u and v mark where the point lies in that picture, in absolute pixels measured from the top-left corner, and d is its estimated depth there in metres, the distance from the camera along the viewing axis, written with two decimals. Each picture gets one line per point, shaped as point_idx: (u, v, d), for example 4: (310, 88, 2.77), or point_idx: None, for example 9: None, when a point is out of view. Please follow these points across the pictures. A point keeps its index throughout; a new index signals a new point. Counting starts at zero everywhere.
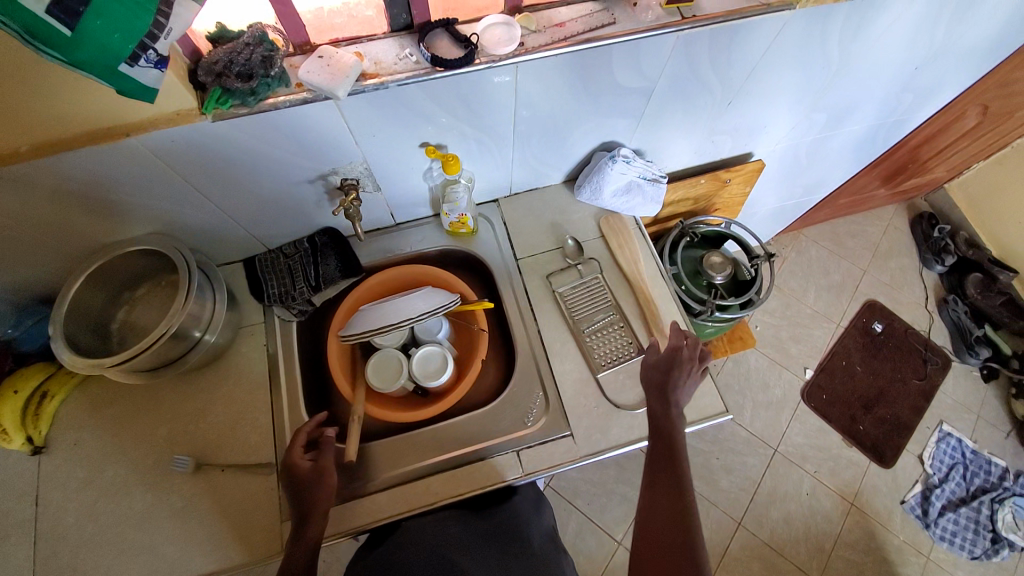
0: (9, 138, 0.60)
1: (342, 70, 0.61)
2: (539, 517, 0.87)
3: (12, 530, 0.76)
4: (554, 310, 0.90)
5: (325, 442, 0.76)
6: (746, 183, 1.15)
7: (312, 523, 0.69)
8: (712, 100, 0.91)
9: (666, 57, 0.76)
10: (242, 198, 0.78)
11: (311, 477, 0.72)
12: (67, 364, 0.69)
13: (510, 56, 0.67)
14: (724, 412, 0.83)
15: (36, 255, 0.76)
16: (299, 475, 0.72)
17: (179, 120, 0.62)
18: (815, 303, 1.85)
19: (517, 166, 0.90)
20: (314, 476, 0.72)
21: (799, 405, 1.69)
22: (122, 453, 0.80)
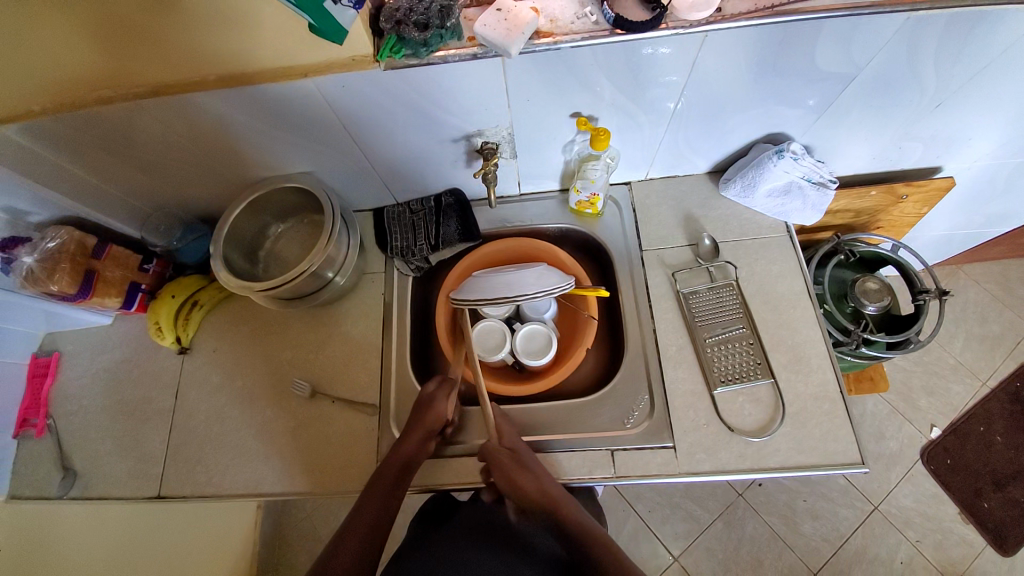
0: (201, 65, 0.64)
1: (519, 26, 0.57)
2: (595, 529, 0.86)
3: (157, 413, 0.87)
4: (676, 312, 0.83)
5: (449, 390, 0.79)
6: (924, 203, 0.96)
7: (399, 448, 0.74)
8: (918, 100, 0.75)
9: (884, 40, 0.63)
10: (388, 149, 0.79)
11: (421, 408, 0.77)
12: (224, 283, 0.76)
13: (702, 23, 0.59)
14: (858, 464, 0.72)
15: (207, 177, 0.83)
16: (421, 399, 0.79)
17: (352, 65, 0.62)
18: (960, 353, 1.57)
19: (663, 149, 0.83)
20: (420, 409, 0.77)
21: (915, 465, 1.47)
22: (248, 368, 0.88)
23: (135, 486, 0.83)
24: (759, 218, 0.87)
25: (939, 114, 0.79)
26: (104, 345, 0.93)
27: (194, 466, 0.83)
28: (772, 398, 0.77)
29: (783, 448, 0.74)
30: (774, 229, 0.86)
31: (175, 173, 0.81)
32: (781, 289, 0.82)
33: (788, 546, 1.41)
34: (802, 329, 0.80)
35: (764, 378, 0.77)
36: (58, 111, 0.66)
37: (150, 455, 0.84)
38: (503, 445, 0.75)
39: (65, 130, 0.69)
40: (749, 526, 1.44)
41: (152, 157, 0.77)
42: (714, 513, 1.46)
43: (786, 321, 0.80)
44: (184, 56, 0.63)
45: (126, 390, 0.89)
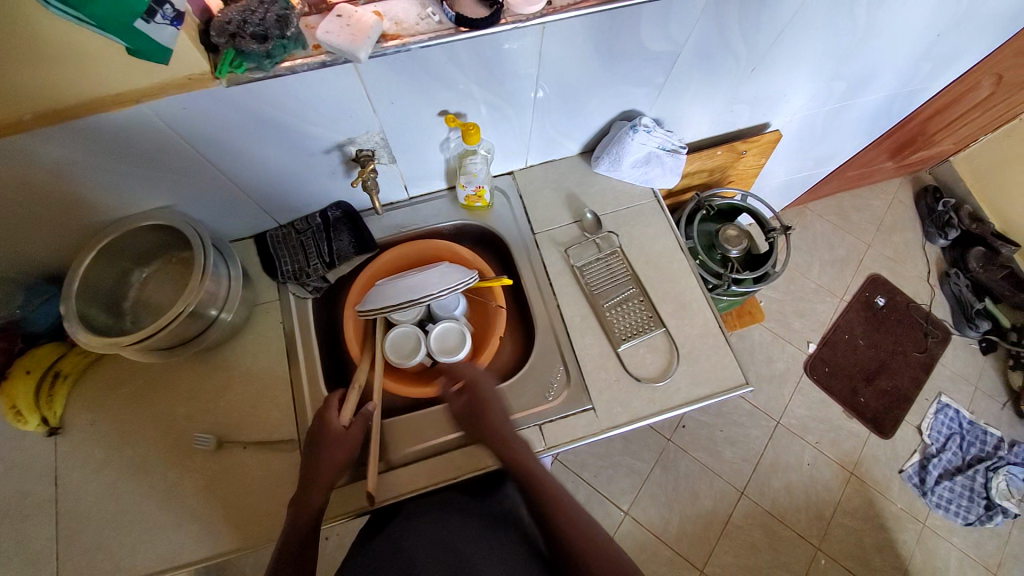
0: (9, 106, 0.56)
1: (363, 31, 0.58)
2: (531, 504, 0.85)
3: (30, 510, 0.75)
4: (573, 285, 0.89)
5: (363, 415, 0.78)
6: (762, 154, 1.12)
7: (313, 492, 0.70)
8: (736, 67, 0.88)
9: (696, 18, 0.73)
10: (256, 169, 0.75)
11: (337, 441, 0.75)
12: (84, 343, 0.68)
13: (537, 16, 0.63)
14: (743, 384, 0.82)
15: (42, 232, 0.73)
16: (333, 433, 0.75)
17: (190, 85, 0.59)
18: (819, 277, 1.85)
19: (535, 136, 0.88)
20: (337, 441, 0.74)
21: (802, 379, 1.71)
22: (138, 432, 0.79)
23: None
24: (631, 187, 0.96)
25: (756, 77, 0.92)
26: None
27: (92, 554, 0.73)
28: (669, 345, 0.85)
29: (685, 385, 0.83)
30: (644, 195, 0.96)
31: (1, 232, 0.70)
32: (659, 247, 0.92)
33: (717, 474, 1.58)
34: (682, 279, 0.90)
35: (659, 327, 0.86)
36: None
37: (32, 557, 0.73)
38: (485, 406, 0.79)
39: None
40: (683, 466, 1.58)
41: None
42: (651, 462, 1.59)
43: (668, 275, 0.90)
44: None
45: None
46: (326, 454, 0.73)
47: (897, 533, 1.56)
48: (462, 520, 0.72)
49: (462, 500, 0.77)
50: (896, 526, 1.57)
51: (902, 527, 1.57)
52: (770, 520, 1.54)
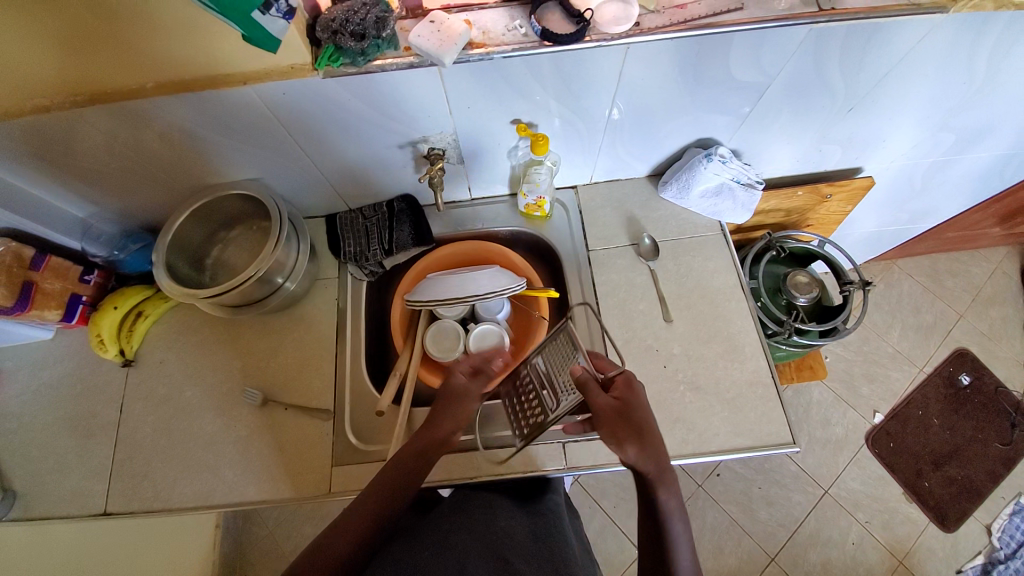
0: (138, 74, 0.64)
1: (452, 37, 0.61)
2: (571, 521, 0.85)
3: (100, 429, 0.84)
4: (619, 308, 0.87)
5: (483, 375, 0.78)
6: (848, 202, 1.04)
7: (439, 427, 0.71)
8: (830, 105, 0.82)
9: (791, 51, 0.69)
10: (334, 155, 0.80)
11: (451, 392, 0.75)
12: (167, 291, 0.75)
13: (623, 36, 0.63)
14: (788, 443, 0.77)
15: (150, 187, 0.83)
16: (456, 386, 0.75)
17: (292, 73, 0.64)
18: (897, 342, 1.68)
19: (603, 155, 0.87)
20: (458, 394, 0.74)
21: (860, 449, 1.56)
22: (197, 377, 0.87)
23: (77, 505, 0.80)
24: (695, 217, 0.93)
25: (852, 118, 0.86)
26: (45, 361, 0.90)
27: (140, 481, 0.81)
28: (711, 387, 0.81)
29: (722, 432, 0.78)
30: (709, 227, 0.92)
31: (119, 182, 0.80)
32: (716, 284, 0.88)
33: (746, 532, 1.47)
34: (735, 319, 0.85)
35: (702, 367, 0.83)
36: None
37: (95, 471, 0.82)
38: (650, 424, 0.66)
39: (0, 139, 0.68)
40: (710, 516, 1.49)
41: (92, 166, 0.76)
42: None
43: (723, 314, 0.86)
44: (119, 65, 0.63)
45: (69, 407, 0.86)
46: (447, 405, 0.73)
47: None
48: (508, 525, 0.73)
49: (508, 505, 0.79)
50: None
51: None
52: None
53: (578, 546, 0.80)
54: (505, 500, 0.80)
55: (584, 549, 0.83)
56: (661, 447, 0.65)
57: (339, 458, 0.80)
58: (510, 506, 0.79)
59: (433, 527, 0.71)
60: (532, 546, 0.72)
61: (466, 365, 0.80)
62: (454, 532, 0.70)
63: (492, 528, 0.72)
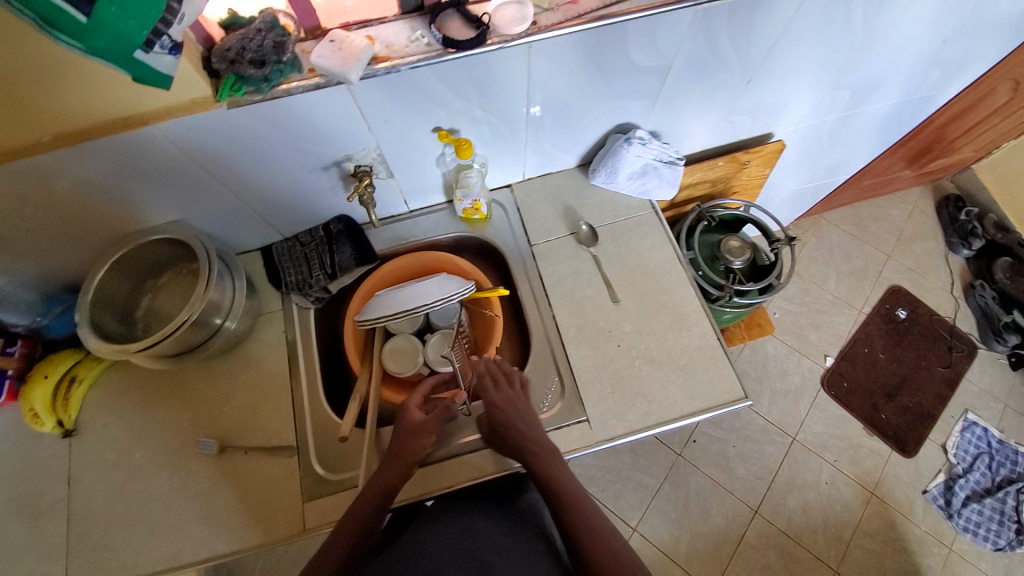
0: (29, 129, 0.61)
1: (354, 54, 0.61)
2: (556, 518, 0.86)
3: (47, 509, 0.79)
4: (569, 296, 0.90)
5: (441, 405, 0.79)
6: (765, 166, 1.11)
7: (392, 468, 0.73)
8: (731, 78, 0.87)
9: (684, 33, 0.74)
10: (259, 185, 0.79)
11: (415, 428, 0.76)
12: (95, 350, 0.71)
13: (522, 35, 0.65)
14: (741, 398, 0.81)
15: (63, 244, 0.78)
16: (412, 422, 0.77)
17: (193, 108, 0.63)
18: (836, 289, 1.80)
19: (530, 151, 0.90)
20: (417, 429, 0.76)
21: (819, 394, 1.66)
22: (148, 435, 0.83)
23: None
24: (627, 199, 0.97)
25: (753, 88, 0.92)
26: None
27: (100, 555, 0.76)
28: (665, 357, 0.85)
29: (681, 399, 0.82)
30: (641, 207, 0.96)
31: (24, 244, 0.75)
32: (656, 259, 0.92)
33: (729, 491, 1.54)
34: (677, 290, 0.90)
35: (654, 339, 0.86)
36: None
37: (47, 554, 0.76)
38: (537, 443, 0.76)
39: None
40: (693, 482, 1.55)
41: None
42: (660, 478, 1.56)
43: (667, 287, 0.90)
44: (6, 122, 0.59)
45: (7, 492, 0.80)
46: (405, 440, 0.75)
47: (921, 557, 1.49)
48: (486, 527, 0.73)
49: (487, 508, 0.78)
50: (920, 549, 1.50)
51: (927, 551, 1.50)
52: (785, 541, 1.48)
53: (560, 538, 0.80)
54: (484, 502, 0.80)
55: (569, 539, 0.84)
56: (562, 466, 0.75)
57: (312, 491, 0.79)
58: (490, 508, 0.78)
59: (407, 538, 0.70)
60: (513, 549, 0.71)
61: (418, 398, 0.81)
62: (430, 539, 0.69)
63: (468, 534, 0.71)
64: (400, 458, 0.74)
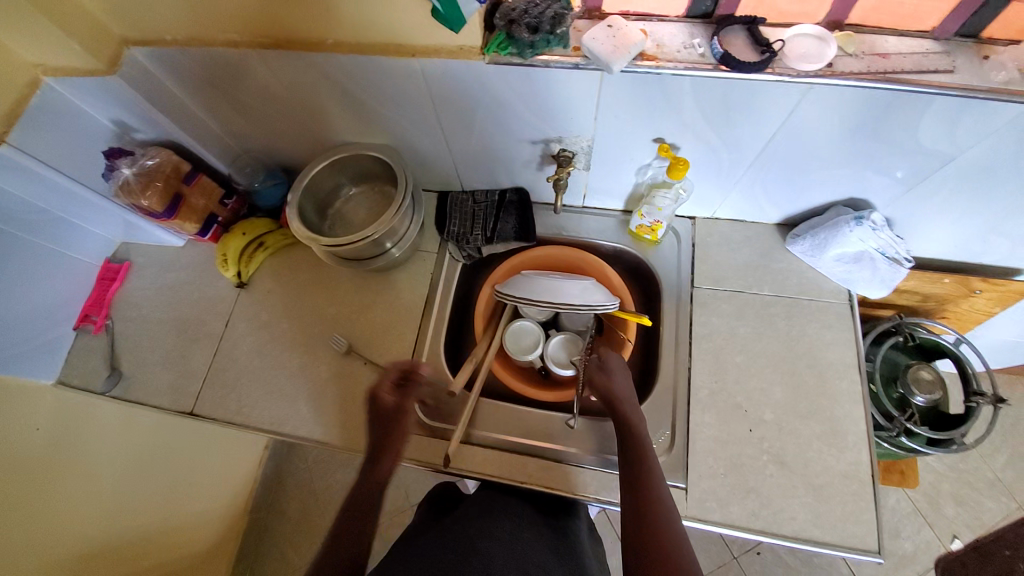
0: (321, 29, 0.68)
1: (626, 45, 0.59)
2: (592, 549, 0.83)
3: (203, 337, 0.93)
4: (714, 354, 0.82)
5: (412, 383, 0.77)
6: (996, 303, 0.92)
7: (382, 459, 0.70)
8: (1023, 193, 0.71)
9: (999, 127, 0.61)
10: (468, 137, 0.81)
11: (393, 414, 0.74)
12: (293, 231, 0.80)
13: (810, 76, 0.58)
14: (874, 552, 0.69)
15: (296, 131, 0.88)
16: (383, 409, 0.74)
17: (459, 54, 0.65)
18: (1005, 470, 1.46)
19: (737, 192, 0.82)
20: (394, 412, 0.74)
21: (928, 573, 1.38)
22: (294, 313, 0.93)
23: (171, 398, 0.88)
24: (821, 279, 0.85)
25: None
26: (171, 264, 1.00)
27: (227, 393, 0.88)
28: (798, 466, 0.74)
29: (798, 518, 0.71)
30: (834, 294, 0.84)
31: (272, 121, 0.87)
32: (828, 358, 0.80)
33: None
34: (842, 401, 0.77)
35: (792, 442, 0.76)
36: (186, 45, 0.72)
37: (191, 373, 0.90)
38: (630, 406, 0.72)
39: (183, 60, 0.75)
40: None
41: (254, 102, 0.82)
42: (704, 569, 1.41)
43: (830, 392, 0.78)
44: (309, 18, 0.66)
45: (182, 309, 0.95)
46: (382, 429, 0.73)
47: None
48: (530, 537, 0.73)
49: (532, 517, 0.78)
50: None
51: None
52: None
53: (596, 573, 0.77)
54: (527, 512, 0.79)
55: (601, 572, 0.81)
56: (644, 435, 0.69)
57: None
58: (536, 520, 0.78)
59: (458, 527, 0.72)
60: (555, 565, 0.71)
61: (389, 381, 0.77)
62: (481, 536, 0.70)
63: (514, 538, 0.71)
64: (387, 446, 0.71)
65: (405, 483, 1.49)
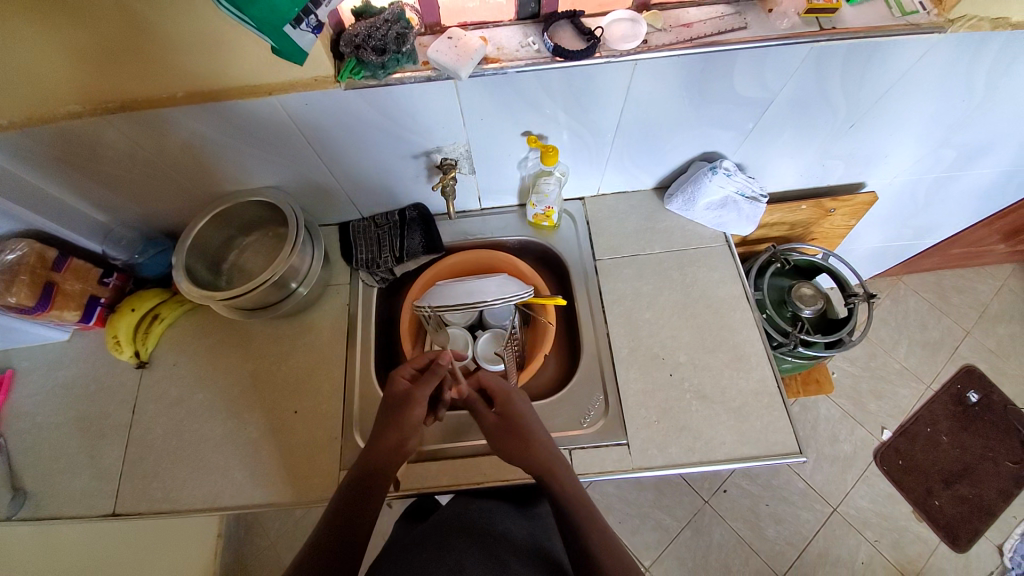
0: (168, 84, 0.67)
1: (468, 53, 0.64)
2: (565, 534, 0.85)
3: (109, 431, 0.86)
4: (626, 316, 0.88)
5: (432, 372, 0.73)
6: (851, 216, 1.05)
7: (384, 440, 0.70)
8: (833, 120, 0.84)
9: (794, 69, 0.72)
10: (350, 164, 0.83)
11: (400, 398, 0.73)
12: (185, 292, 0.77)
13: (631, 53, 0.66)
14: (797, 453, 0.77)
15: (171, 193, 0.85)
16: (399, 397, 0.73)
17: (315, 85, 0.67)
18: (904, 359, 1.67)
19: (611, 167, 0.90)
20: (400, 398, 0.73)
21: (869, 466, 1.54)
22: (209, 379, 0.89)
23: (87, 505, 0.81)
24: (701, 229, 0.94)
25: (854, 134, 0.88)
26: (60, 361, 0.92)
27: (150, 482, 0.82)
28: (718, 396, 0.82)
29: (729, 442, 0.78)
30: (715, 239, 0.94)
31: (139, 187, 0.83)
32: (723, 295, 0.89)
33: (754, 551, 1.44)
34: (741, 330, 0.86)
35: (710, 376, 0.83)
36: (21, 125, 0.68)
37: (104, 472, 0.83)
38: (529, 425, 0.74)
39: (20, 142, 0.70)
40: (717, 533, 1.47)
41: (115, 172, 0.78)
42: (683, 522, 1.49)
43: (731, 324, 0.87)
44: (151, 75, 0.66)
45: (82, 406, 0.88)
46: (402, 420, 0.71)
47: None
48: (505, 530, 0.75)
49: (505, 509, 0.80)
50: None
51: None
52: None
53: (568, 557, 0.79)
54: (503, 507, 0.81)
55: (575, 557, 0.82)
56: (552, 451, 0.72)
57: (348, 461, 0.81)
58: (512, 513, 0.80)
59: (432, 529, 0.74)
60: (531, 554, 0.73)
61: (409, 368, 0.76)
62: (455, 535, 0.72)
63: (489, 532, 0.73)
64: (393, 434, 0.71)
65: (379, 528, 1.44)
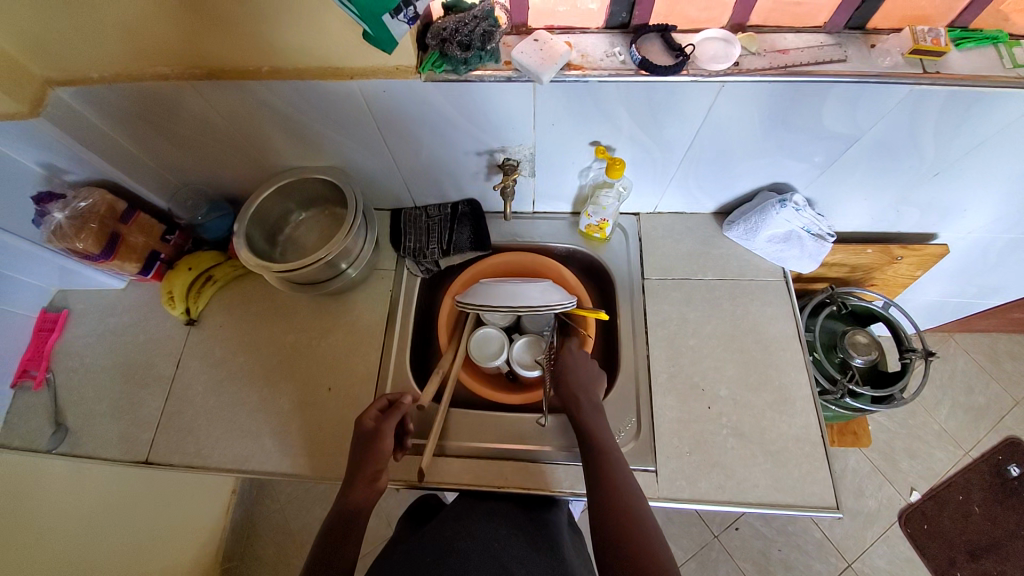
0: (256, 58, 0.69)
1: (553, 57, 0.63)
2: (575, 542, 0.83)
3: (152, 382, 0.89)
4: (668, 341, 0.86)
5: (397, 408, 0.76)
6: (917, 267, 0.99)
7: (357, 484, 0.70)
8: (917, 166, 0.79)
9: (888, 109, 0.68)
10: (413, 154, 0.83)
11: (370, 435, 0.73)
12: (243, 260, 0.79)
13: (720, 74, 0.64)
14: (832, 507, 0.73)
15: (238, 161, 0.88)
16: (365, 432, 0.74)
17: (395, 73, 0.68)
18: (946, 421, 1.58)
19: (673, 186, 0.87)
20: (371, 435, 0.73)
21: (892, 526, 1.47)
22: (250, 345, 0.91)
23: (123, 449, 0.84)
24: (757, 260, 0.91)
25: (937, 183, 0.83)
26: (114, 308, 0.96)
27: (183, 436, 0.84)
28: (755, 435, 0.79)
29: (761, 485, 0.76)
30: (771, 273, 0.90)
31: (210, 152, 0.85)
32: (771, 332, 0.86)
33: None
34: (787, 370, 0.83)
35: (749, 415, 0.80)
36: (115, 81, 0.71)
37: (142, 420, 0.86)
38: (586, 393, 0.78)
39: (112, 97, 0.73)
40: (722, 570, 1.43)
41: (191, 135, 0.81)
42: (688, 553, 1.45)
43: (777, 363, 0.84)
44: (240, 47, 0.67)
45: (130, 354, 0.91)
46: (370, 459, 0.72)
47: None
48: (509, 534, 0.74)
49: (512, 512, 0.79)
50: None
51: None
52: None
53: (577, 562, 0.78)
54: (509, 510, 0.79)
55: (584, 569, 0.80)
56: (600, 420, 0.74)
57: None
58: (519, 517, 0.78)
59: (437, 532, 0.73)
60: (537, 560, 0.71)
61: (373, 410, 0.76)
62: (460, 538, 0.71)
63: (493, 536, 0.72)
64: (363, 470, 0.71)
65: (384, 510, 1.46)
